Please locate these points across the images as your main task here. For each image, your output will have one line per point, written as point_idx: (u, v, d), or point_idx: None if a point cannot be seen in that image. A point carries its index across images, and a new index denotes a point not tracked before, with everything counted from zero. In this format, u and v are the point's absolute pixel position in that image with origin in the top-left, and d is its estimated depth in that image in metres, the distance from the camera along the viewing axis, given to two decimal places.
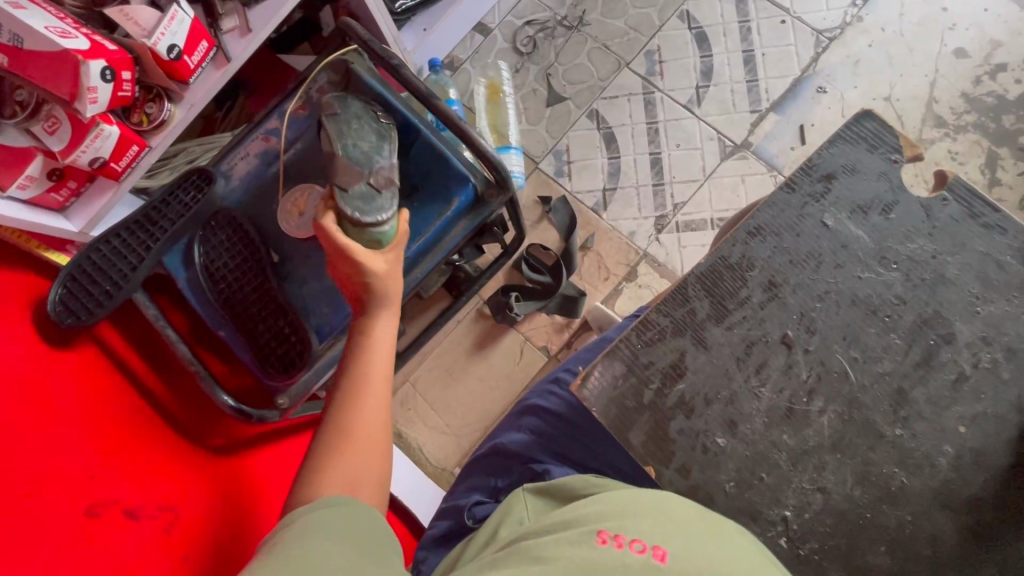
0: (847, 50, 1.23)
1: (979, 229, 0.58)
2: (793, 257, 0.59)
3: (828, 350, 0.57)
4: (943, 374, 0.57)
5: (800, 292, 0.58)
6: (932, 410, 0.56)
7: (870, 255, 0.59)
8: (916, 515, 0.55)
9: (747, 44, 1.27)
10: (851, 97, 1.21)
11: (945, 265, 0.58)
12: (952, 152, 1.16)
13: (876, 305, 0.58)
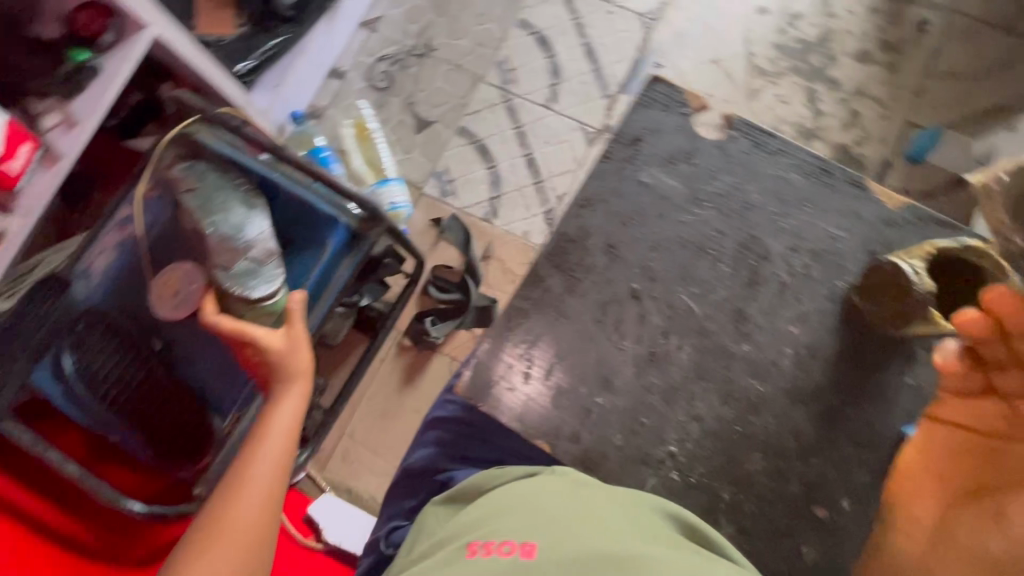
0: (670, 26, 1.35)
1: (766, 156, 0.70)
2: (626, 219, 0.68)
3: (671, 293, 0.66)
4: (772, 284, 0.67)
5: (636, 248, 0.67)
6: (767, 319, 0.66)
7: (686, 201, 0.68)
8: (778, 416, 0.64)
9: (584, 38, 1.37)
10: (684, 66, 1.34)
11: (747, 194, 0.69)
12: (779, 96, 1.31)
13: (703, 244, 0.67)
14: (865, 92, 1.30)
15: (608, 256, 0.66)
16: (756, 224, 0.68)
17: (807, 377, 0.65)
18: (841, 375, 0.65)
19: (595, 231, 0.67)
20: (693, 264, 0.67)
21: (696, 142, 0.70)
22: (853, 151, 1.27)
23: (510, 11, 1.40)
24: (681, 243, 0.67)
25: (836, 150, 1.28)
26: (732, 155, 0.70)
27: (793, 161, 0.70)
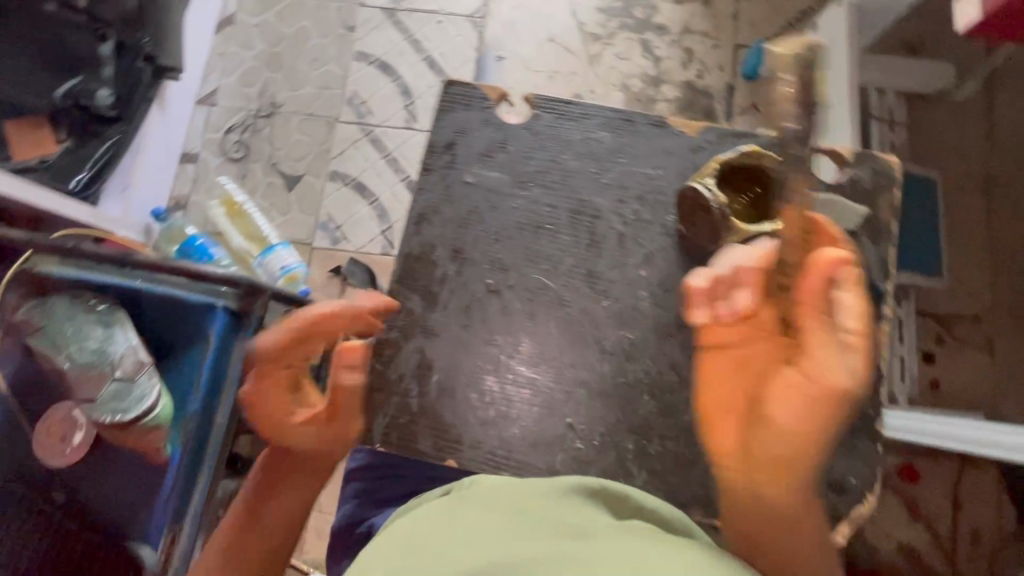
0: (499, 19, 1.40)
1: (572, 123, 0.79)
2: (462, 224, 0.77)
3: (523, 275, 0.75)
4: (610, 237, 0.76)
5: (478, 245, 0.76)
6: (616, 271, 0.75)
7: (512, 184, 0.78)
8: (652, 359, 0.72)
9: (422, 52, 1.39)
10: (525, 52, 1.38)
11: (564, 161, 0.78)
12: (618, 55, 1.38)
13: (540, 221, 0.77)
14: (692, 28, 1.39)
15: (456, 262, 0.76)
16: (578, 191, 0.77)
17: (665, 310, 0.74)
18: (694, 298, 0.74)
19: (438, 241, 0.77)
20: (532, 247, 0.76)
21: (505, 131, 0.79)
22: (698, 84, 1.36)
23: (344, 47, 1.40)
24: (517, 232, 0.76)
25: (682, 88, 1.36)
26: (542, 140, 0.79)
27: (600, 118, 0.79)
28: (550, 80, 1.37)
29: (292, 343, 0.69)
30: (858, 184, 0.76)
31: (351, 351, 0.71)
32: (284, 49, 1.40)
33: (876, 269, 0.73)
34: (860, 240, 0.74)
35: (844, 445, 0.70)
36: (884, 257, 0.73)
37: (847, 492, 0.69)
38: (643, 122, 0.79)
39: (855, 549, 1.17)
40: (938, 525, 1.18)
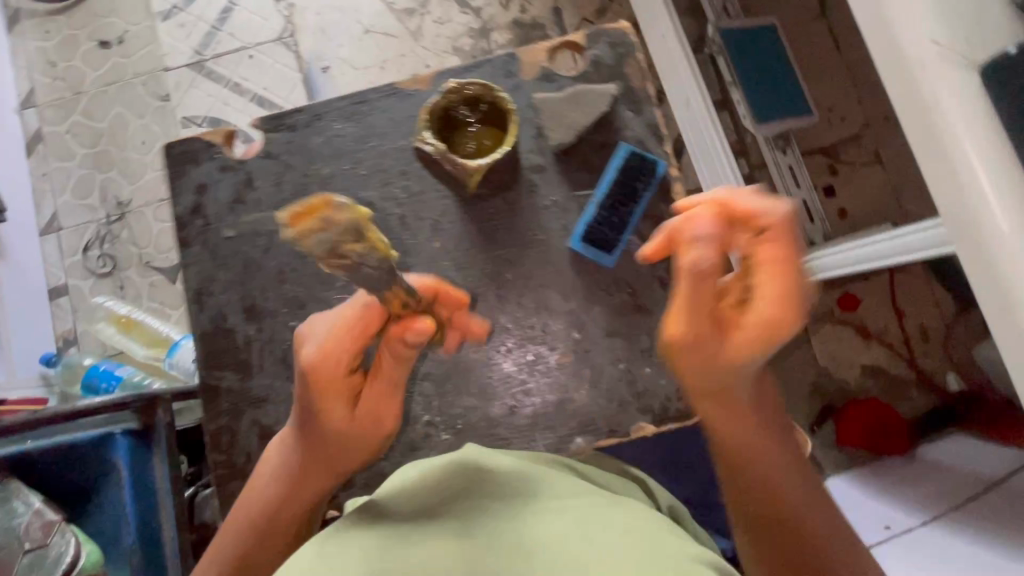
0: (308, 30, 1.34)
1: (308, 129, 0.72)
2: (245, 280, 0.71)
3: (324, 300, 0.71)
4: (390, 224, 0.71)
5: (268, 292, 0.70)
6: (415, 256, 0.71)
7: (275, 217, 0.71)
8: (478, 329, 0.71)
9: (246, 92, 1.32)
10: (346, 54, 1.33)
11: (318, 170, 0.72)
12: (437, 21, 1.33)
13: (312, 245, 0.71)
14: None
15: (253, 322, 0.71)
16: (350, 188, 0.72)
17: (470, 269, 0.71)
18: (495, 245, 0.71)
19: (228, 307, 0.71)
20: (319, 269, 0.71)
21: (247, 167, 0.72)
22: (525, 19, 1.33)
23: (166, 119, 1.32)
24: (299, 259, 0.71)
25: (512, 28, 1.32)
26: (287, 159, 0.72)
27: (335, 110, 0.73)
28: (383, 71, 1.32)
29: (341, 310, 0.56)
30: (601, 63, 0.73)
31: (418, 328, 0.53)
32: (107, 144, 1.32)
33: (648, 135, 0.71)
34: (620, 109, 0.72)
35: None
36: (654, 119, 0.71)
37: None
38: (373, 97, 0.72)
39: (826, 389, 1.22)
40: (890, 336, 1.23)
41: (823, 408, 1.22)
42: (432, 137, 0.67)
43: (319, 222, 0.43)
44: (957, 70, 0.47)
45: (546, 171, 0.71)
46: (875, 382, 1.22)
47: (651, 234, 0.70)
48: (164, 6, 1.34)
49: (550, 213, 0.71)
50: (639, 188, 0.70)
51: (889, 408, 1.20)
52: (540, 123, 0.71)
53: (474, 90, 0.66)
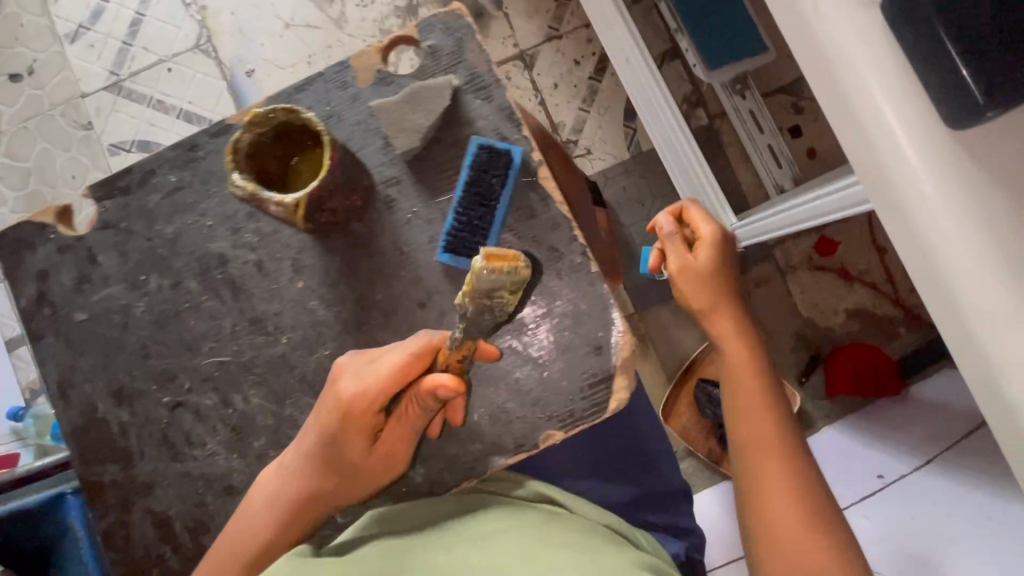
0: (224, 32, 1.25)
1: (149, 172, 0.58)
2: (109, 361, 0.58)
3: (191, 366, 0.57)
4: (249, 272, 0.57)
5: (134, 370, 0.58)
6: (280, 309, 0.57)
7: (122, 275, 0.58)
8: None
9: (170, 110, 1.25)
10: (269, 52, 1.25)
11: (156, 212, 0.58)
12: (359, 4, 1.24)
13: (174, 304, 0.58)
14: None
15: (126, 407, 0.58)
16: (194, 247, 0.58)
17: (342, 303, 0.56)
18: (358, 276, 0.57)
19: (94, 396, 0.58)
20: (181, 333, 0.58)
21: (87, 242, 0.58)
22: None
23: (92, 148, 1.25)
24: (160, 328, 0.58)
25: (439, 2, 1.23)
26: (129, 225, 0.58)
27: (168, 163, 0.58)
28: (311, 66, 1.24)
29: (378, 359, 0.50)
30: (438, 54, 0.58)
31: (446, 389, 0.46)
32: (37, 183, 1.25)
33: (504, 122, 0.57)
34: (464, 99, 0.57)
35: (581, 305, 0.55)
36: (508, 102, 0.57)
37: (607, 351, 0.54)
38: (205, 139, 0.58)
39: (811, 338, 1.18)
40: (872, 276, 1.18)
41: (809, 359, 1.18)
42: (242, 178, 0.52)
43: (505, 267, 0.43)
44: (866, 13, 0.34)
45: (403, 183, 0.57)
46: (862, 325, 1.18)
47: (528, 231, 0.56)
48: (69, 28, 1.26)
49: (414, 225, 0.56)
50: (496, 184, 0.55)
51: (874, 347, 1.16)
52: (384, 133, 0.56)
53: (265, 113, 0.52)
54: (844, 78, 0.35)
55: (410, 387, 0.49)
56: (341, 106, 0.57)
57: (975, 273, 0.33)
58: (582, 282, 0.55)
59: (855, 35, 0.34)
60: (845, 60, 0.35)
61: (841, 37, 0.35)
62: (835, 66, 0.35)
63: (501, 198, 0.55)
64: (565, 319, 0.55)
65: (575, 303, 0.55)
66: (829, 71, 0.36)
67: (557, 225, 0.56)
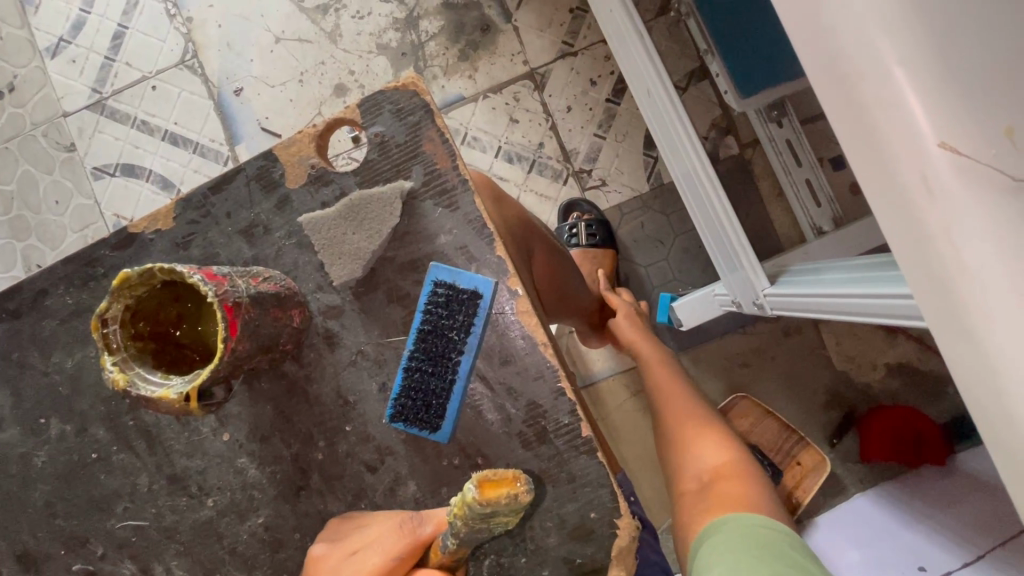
0: (212, 45, 1.16)
1: (48, 299, 0.51)
2: (10, 521, 0.52)
3: (106, 528, 0.51)
4: (165, 423, 0.51)
5: (38, 526, 0.52)
6: (200, 468, 0.51)
7: (23, 420, 0.52)
8: (301, 539, 0.50)
9: (155, 130, 1.17)
10: (259, 69, 1.15)
11: (58, 358, 0.51)
12: (356, 15, 1.14)
13: (81, 458, 0.51)
14: None
15: (32, 572, 0.52)
16: (99, 387, 0.51)
17: (276, 463, 0.50)
18: (295, 430, 0.50)
19: None
20: (91, 490, 0.51)
21: None
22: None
23: (75, 171, 1.18)
24: (66, 484, 0.52)
25: (443, 13, 1.12)
26: (22, 356, 0.52)
27: (62, 281, 0.51)
28: (303, 85, 1.14)
29: (361, 550, 0.44)
30: (387, 145, 0.50)
31: None
32: (19, 208, 1.19)
33: (470, 235, 0.49)
34: (421, 205, 0.50)
35: (566, 480, 0.48)
36: (476, 211, 0.49)
37: (599, 538, 0.48)
38: (106, 253, 0.51)
39: (846, 395, 1.07)
40: (918, 330, 1.06)
41: (844, 418, 1.06)
42: (117, 365, 0.40)
43: (502, 497, 0.37)
44: (975, 132, 0.28)
45: (346, 314, 0.50)
46: (908, 385, 1.06)
47: (501, 377, 0.49)
48: (50, 41, 1.18)
49: (358, 368, 0.50)
50: (459, 333, 0.48)
51: (921, 413, 1.04)
52: (319, 253, 0.50)
53: (139, 274, 0.38)
54: (954, 264, 0.29)
55: None
56: (267, 215, 0.51)
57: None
58: (563, 453, 0.48)
59: (981, 218, 0.28)
60: (957, 244, 0.28)
61: (959, 217, 0.28)
62: (942, 247, 0.29)
63: (464, 349, 0.48)
64: (548, 499, 0.48)
65: (560, 478, 0.48)
66: (933, 252, 0.29)
67: (538, 374, 0.49)
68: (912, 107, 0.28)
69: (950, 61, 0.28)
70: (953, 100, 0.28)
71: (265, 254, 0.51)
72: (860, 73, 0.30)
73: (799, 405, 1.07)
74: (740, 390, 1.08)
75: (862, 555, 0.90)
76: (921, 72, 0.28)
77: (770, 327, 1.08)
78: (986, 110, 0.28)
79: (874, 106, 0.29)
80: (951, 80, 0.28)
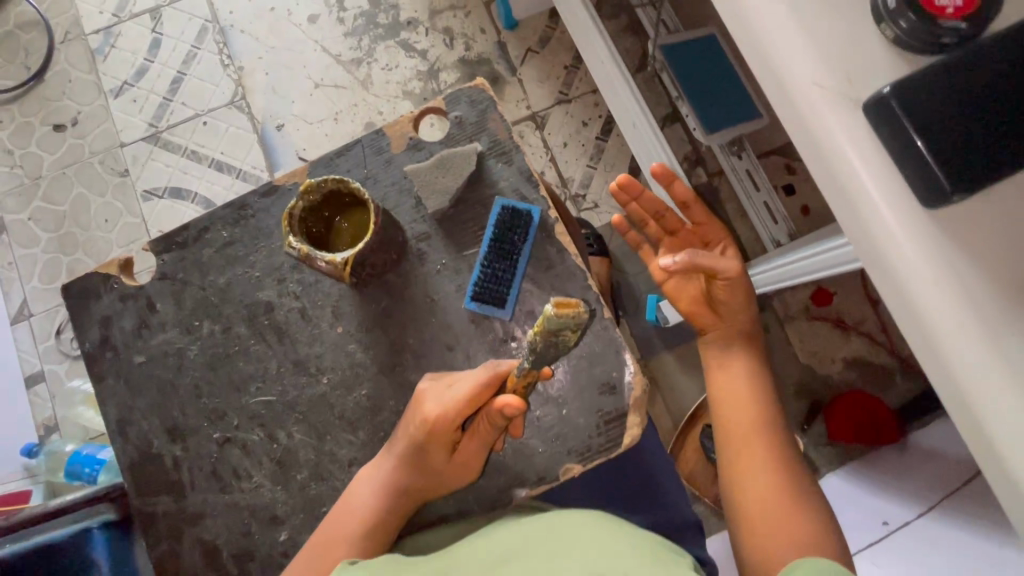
0: (258, 89, 1.35)
1: (205, 231, 0.65)
2: (162, 403, 0.64)
3: (242, 406, 0.63)
4: (293, 320, 0.64)
5: (187, 408, 0.64)
6: (318, 354, 0.63)
7: (181, 324, 0.65)
8: (397, 404, 0.62)
9: (205, 158, 1.33)
10: (299, 108, 1.34)
11: (212, 278, 0.65)
12: (385, 67, 1.35)
13: (224, 350, 0.64)
14: (437, 7, 1.37)
15: (178, 442, 0.64)
16: (244, 296, 0.65)
17: (377, 346, 0.63)
18: (393, 321, 0.63)
19: (150, 434, 0.64)
20: (230, 375, 0.64)
21: (146, 291, 0.65)
22: (470, 56, 1.34)
23: (127, 194, 1.32)
24: (212, 371, 0.64)
25: (459, 67, 1.34)
26: (185, 275, 0.65)
27: (220, 220, 0.66)
28: (337, 122, 1.34)
29: (457, 382, 0.56)
30: (463, 123, 0.67)
31: (511, 407, 0.51)
32: (70, 226, 1.31)
33: (523, 182, 0.65)
34: (488, 163, 0.66)
35: (599, 348, 0.61)
36: (527, 165, 0.66)
37: (621, 391, 0.60)
38: (255, 199, 0.66)
39: (808, 385, 1.22)
40: (867, 326, 1.23)
41: (810, 407, 1.21)
42: (297, 240, 0.57)
43: (570, 311, 0.48)
44: (832, 78, 0.41)
45: (434, 238, 0.65)
46: (860, 375, 1.22)
47: (551, 278, 0.64)
48: (115, 84, 1.36)
49: (442, 275, 0.64)
50: (518, 238, 0.63)
51: (877, 400, 1.18)
52: (417, 194, 0.65)
53: (318, 183, 0.59)
54: (836, 160, 0.41)
55: (483, 406, 0.55)
56: (377, 169, 0.66)
57: (958, 331, 0.39)
58: (601, 331, 0.62)
59: (844, 130, 0.41)
60: (835, 145, 0.41)
61: (831, 130, 0.41)
62: (829, 152, 0.41)
63: (521, 251, 0.63)
64: (581, 362, 0.61)
65: (595, 349, 0.61)
66: (821, 153, 0.42)
67: (573, 275, 0.63)
68: (793, 61, 0.42)
69: (811, 32, 0.41)
70: (817, 55, 0.41)
71: (376, 196, 0.66)
72: (762, 41, 0.43)
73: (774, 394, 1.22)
74: None
75: (847, 520, 1.02)
76: (794, 39, 0.42)
77: None
78: (838, 60, 0.41)
79: (772, 60, 0.43)
80: (813, 44, 0.41)
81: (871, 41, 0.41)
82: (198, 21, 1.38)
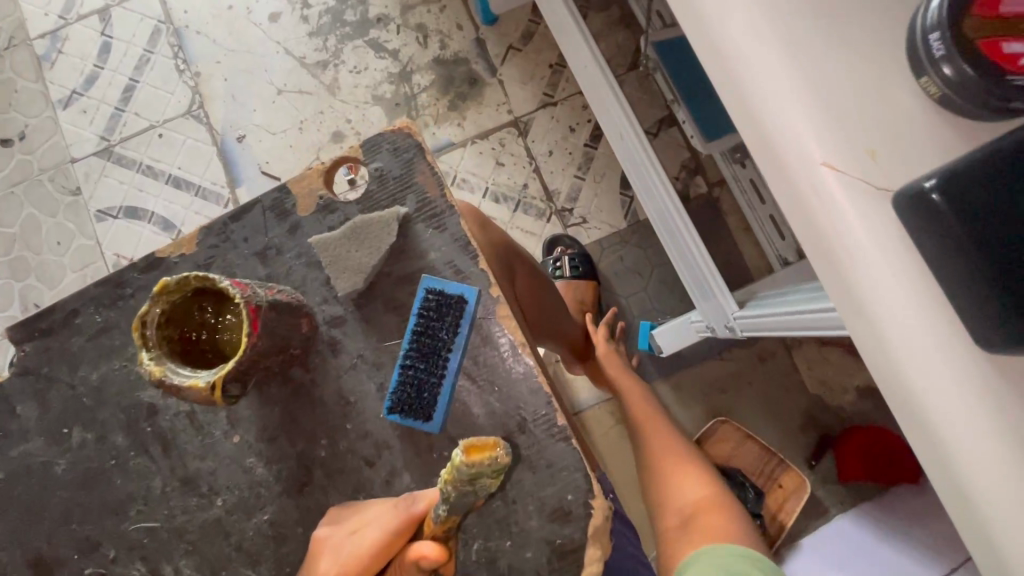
0: (216, 98, 1.24)
1: (69, 323, 0.57)
2: (26, 527, 0.56)
3: (121, 530, 0.56)
4: (180, 427, 0.56)
5: (55, 536, 0.56)
6: (211, 470, 0.56)
7: (45, 434, 0.57)
8: (303, 526, 0.55)
9: (158, 174, 1.23)
10: (260, 118, 1.23)
11: (85, 376, 0.57)
12: (354, 70, 1.23)
13: (100, 463, 0.57)
14: (410, 2, 1.24)
15: None
16: (122, 397, 0.57)
17: (281, 461, 0.56)
18: (300, 430, 0.56)
19: (11, 567, 0.56)
20: (106, 495, 0.56)
21: (4, 390, 0.57)
22: (447, 55, 1.22)
23: (79, 215, 1.23)
24: (83, 489, 0.56)
25: (434, 67, 1.22)
26: (50, 370, 0.57)
27: (92, 301, 0.57)
28: (304, 131, 1.23)
29: (363, 529, 0.50)
30: (384, 177, 0.57)
31: (430, 558, 0.45)
32: (21, 249, 1.22)
33: (457, 252, 0.56)
34: (415, 228, 0.56)
35: (546, 465, 0.53)
36: (460, 229, 0.56)
37: (576, 518, 0.52)
38: (133, 275, 0.58)
39: (819, 416, 1.12)
40: None
41: (819, 441, 1.11)
42: (151, 357, 0.47)
43: (483, 458, 0.45)
44: (848, 155, 0.33)
45: (347, 322, 0.56)
46: (876, 407, 1.11)
47: (485, 375, 0.55)
48: (63, 93, 1.26)
49: (358, 371, 0.56)
50: (448, 334, 0.55)
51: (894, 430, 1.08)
52: (327, 270, 0.56)
53: (177, 282, 0.47)
54: (842, 251, 0.33)
55: (397, 556, 0.49)
56: (281, 239, 0.57)
57: (989, 471, 0.32)
58: (546, 446, 0.53)
59: (859, 220, 0.33)
60: (845, 236, 0.33)
61: (842, 217, 0.33)
62: (835, 241, 0.34)
63: (452, 346, 0.55)
64: (525, 481, 0.53)
65: (539, 464, 0.53)
66: (825, 241, 0.34)
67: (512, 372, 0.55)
68: (800, 131, 0.33)
69: (823, 97, 0.33)
70: (830, 127, 0.33)
71: (279, 272, 0.57)
72: (760, 105, 0.34)
73: (777, 428, 1.12)
74: (721, 415, 1.12)
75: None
76: (802, 106, 0.33)
77: (745, 351, 1.14)
78: (856, 133, 0.33)
79: (773, 130, 0.34)
80: (826, 111, 0.33)
81: (899, 113, 0.33)
82: (150, 22, 1.27)
